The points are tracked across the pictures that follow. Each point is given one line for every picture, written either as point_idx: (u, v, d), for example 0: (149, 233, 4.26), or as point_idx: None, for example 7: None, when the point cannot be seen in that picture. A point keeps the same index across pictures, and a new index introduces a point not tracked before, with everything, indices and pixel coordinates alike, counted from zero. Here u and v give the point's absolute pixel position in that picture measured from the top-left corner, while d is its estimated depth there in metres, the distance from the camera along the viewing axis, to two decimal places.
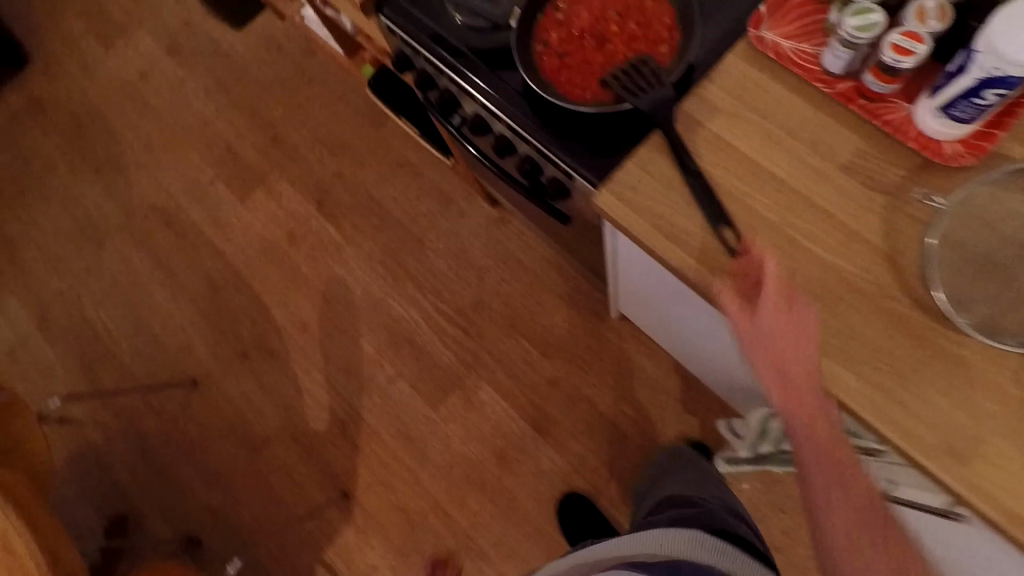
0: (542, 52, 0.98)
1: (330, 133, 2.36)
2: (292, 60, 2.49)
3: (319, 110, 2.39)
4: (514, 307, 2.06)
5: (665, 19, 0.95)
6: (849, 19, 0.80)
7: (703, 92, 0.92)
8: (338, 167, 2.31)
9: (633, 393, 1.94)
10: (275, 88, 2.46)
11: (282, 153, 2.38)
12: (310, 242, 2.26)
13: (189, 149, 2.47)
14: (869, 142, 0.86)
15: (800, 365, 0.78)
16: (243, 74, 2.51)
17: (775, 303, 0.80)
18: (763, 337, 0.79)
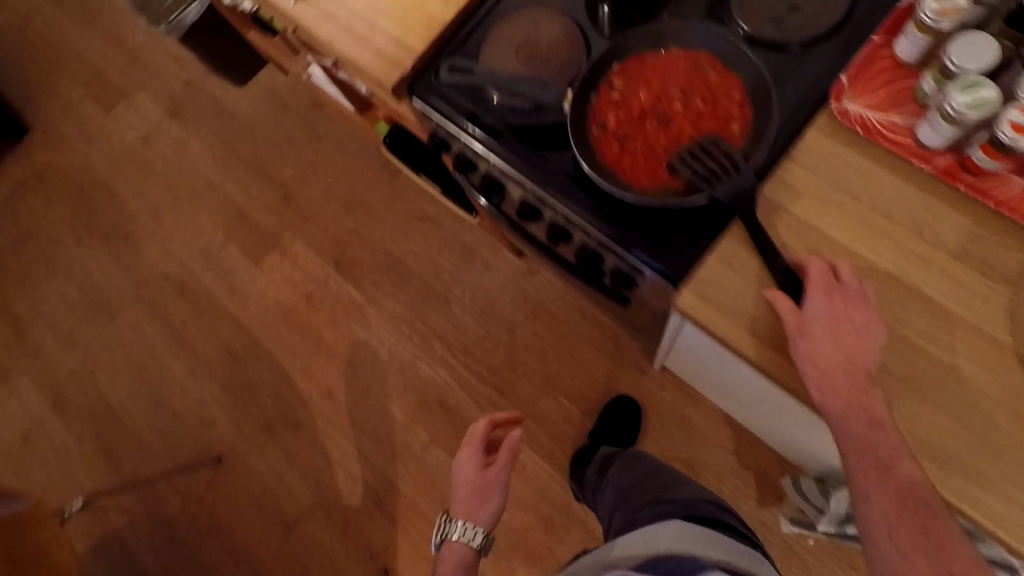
0: (598, 136, 0.90)
1: (343, 189, 2.28)
2: (298, 115, 2.41)
3: (331, 165, 2.31)
4: (549, 362, 1.97)
5: (733, 93, 0.87)
6: (956, 94, 0.71)
7: (785, 175, 0.84)
8: (354, 224, 2.23)
9: (683, 447, 1.83)
10: (282, 145, 2.38)
11: (295, 212, 2.29)
12: (331, 304, 2.17)
13: (197, 213, 2.38)
14: (980, 224, 0.77)
15: (858, 373, 0.73)
16: (249, 132, 2.43)
17: (820, 297, 0.76)
18: (812, 335, 0.74)
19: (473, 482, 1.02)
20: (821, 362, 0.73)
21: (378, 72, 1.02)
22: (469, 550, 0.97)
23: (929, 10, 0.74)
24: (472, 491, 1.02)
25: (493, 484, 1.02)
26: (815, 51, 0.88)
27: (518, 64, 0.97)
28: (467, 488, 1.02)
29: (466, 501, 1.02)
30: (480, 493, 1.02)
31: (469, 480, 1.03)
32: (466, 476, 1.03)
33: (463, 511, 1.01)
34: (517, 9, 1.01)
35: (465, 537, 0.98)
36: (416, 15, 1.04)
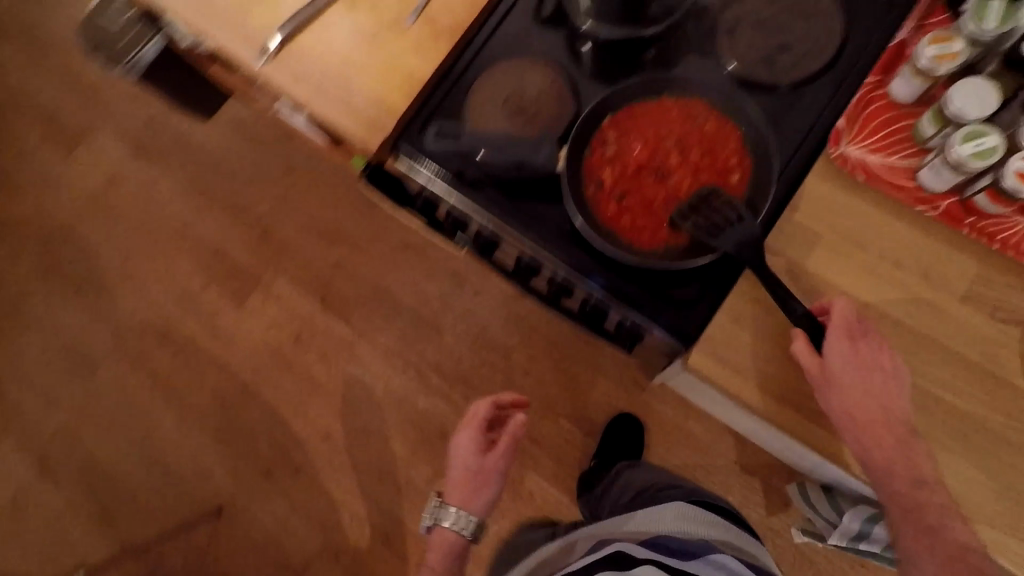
0: (594, 195, 0.87)
1: (321, 221, 2.21)
2: (267, 145, 2.32)
3: (307, 197, 2.24)
4: (547, 386, 1.95)
5: (730, 143, 0.85)
6: (959, 144, 0.70)
7: (789, 225, 0.82)
8: (336, 258, 2.17)
9: (688, 462, 1.82)
10: (253, 179, 2.30)
11: (275, 249, 2.22)
12: (320, 342, 2.13)
13: (171, 256, 2.28)
14: (986, 266, 0.77)
15: (891, 425, 0.72)
16: (217, 167, 2.32)
17: (841, 343, 0.74)
18: (842, 386, 0.72)
19: (469, 472, 1.18)
20: (850, 417, 0.72)
21: (358, 135, 0.98)
22: (461, 533, 1.17)
23: (926, 55, 0.73)
24: (466, 481, 1.18)
25: (486, 476, 1.18)
26: (809, 90, 0.87)
27: (506, 120, 0.94)
28: (462, 477, 1.18)
29: (461, 488, 1.18)
30: (474, 485, 1.17)
31: (465, 469, 1.18)
32: (461, 465, 1.19)
33: (457, 496, 1.18)
34: (503, 58, 0.98)
35: (457, 523, 1.16)
36: (394, 71, 1.00)
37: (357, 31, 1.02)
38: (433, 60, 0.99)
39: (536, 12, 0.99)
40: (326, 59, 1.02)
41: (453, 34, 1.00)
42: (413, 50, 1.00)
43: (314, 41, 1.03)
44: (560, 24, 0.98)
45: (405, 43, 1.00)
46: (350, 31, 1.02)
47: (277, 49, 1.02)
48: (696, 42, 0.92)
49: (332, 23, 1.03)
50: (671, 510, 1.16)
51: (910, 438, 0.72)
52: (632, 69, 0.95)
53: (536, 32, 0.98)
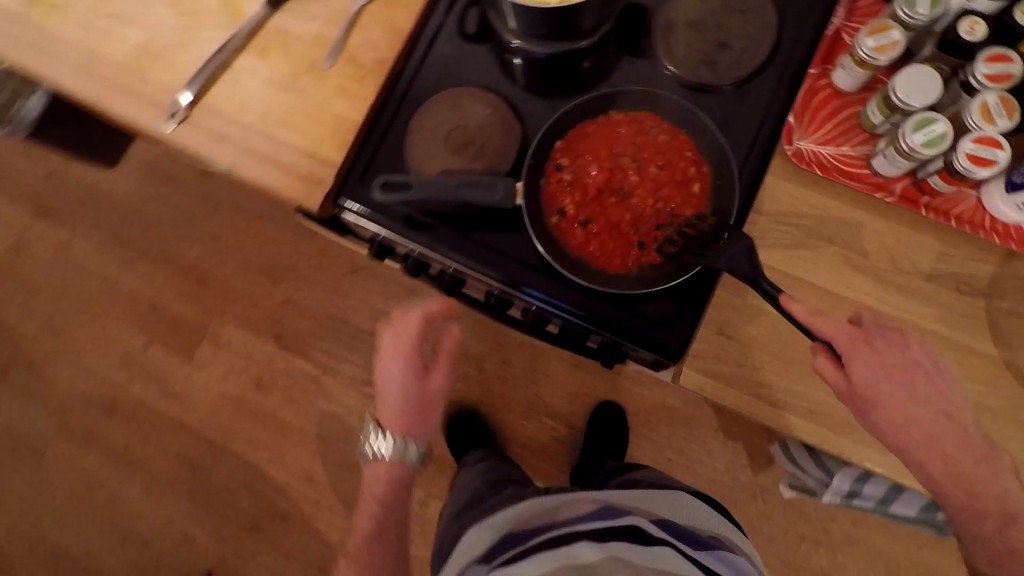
0: (559, 224, 0.85)
1: (261, 257, 2.09)
2: (185, 185, 2.15)
3: (241, 235, 2.11)
4: (523, 387, 1.92)
5: (686, 152, 0.83)
6: (911, 132, 0.71)
7: (757, 227, 0.82)
8: (285, 294, 2.07)
9: (673, 438, 1.83)
10: (177, 223, 2.14)
11: (216, 294, 2.09)
12: (283, 383, 2.03)
13: (103, 320, 2.11)
14: (948, 242, 0.78)
15: (942, 429, 0.70)
16: (137, 217, 2.15)
17: (874, 355, 0.71)
18: (879, 403, 0.71)
19: (406, 401, 0.95)
20: (898, 428, 0.71)
21: (295, 194, 0.92)
22: (403, 461, 1.00)
23: (867, 47, 0.74)
24: (404, 411, 0.96)
25: (428, 403, 0.97)
26: (756, 86, 0.85)
27: (454, 155, 0.90)
28: (399, 409, 0.96)
29: (396, 415, 0.97)
30: (414, 413, 0.96)
31: (400, 398, 0.95)
32: (396, 393, 0.95)
33: (392, 424, 0.97)
34: (440, 88, 0.93)
35: (396, 452, 0.98)
36: (322, 119, 0.93)
37: (273, 80, 0.95)
38: (363, 101, 0.92)
39: (467, 36, 0.95)
40: (245, 116, 0.95)
41: (380, 69, 0.93)
42: (338, 92, 0.93)
43: (226, 96, 0.96)
44: (494, 45, 0.94)
45: (328, 87, 0.93)
46: (263, 80, 0.95)
47: (188, 106, 0.95)
48: (635, 50, 0.90)
49: (243, 74, 0.96)
50: (671, 497, 0.98)
51: (965, 433, 0.70)
52: (575, 85, 0.92)
53: (471, 57, 0.94)
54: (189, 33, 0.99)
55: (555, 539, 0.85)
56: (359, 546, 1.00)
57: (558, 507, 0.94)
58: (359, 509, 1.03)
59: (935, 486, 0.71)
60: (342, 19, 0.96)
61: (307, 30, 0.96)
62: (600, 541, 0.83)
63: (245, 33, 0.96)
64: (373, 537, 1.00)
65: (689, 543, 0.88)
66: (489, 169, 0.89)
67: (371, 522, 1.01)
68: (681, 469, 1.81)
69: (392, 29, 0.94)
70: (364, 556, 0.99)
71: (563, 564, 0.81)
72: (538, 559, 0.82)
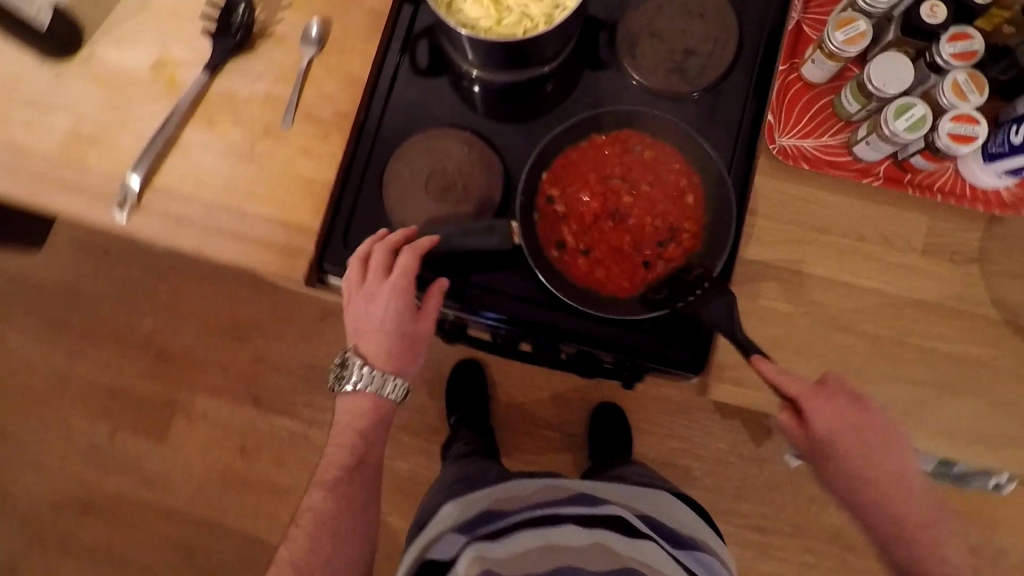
0: (559, 257, 0.82)
1: (222, 318, 1.98)
2: (126, 257, 2.00)
3: (196, 298, 1.99)
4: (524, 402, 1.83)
5: (674, 165, 0.83)
6: (894, 119, 0.73)
7: (756, 229, 0.82)
8: (252, 351, 1.97)
9: (672, 426, 1.75)
10: (123, 298, 1.99)
11: (181, 364, 1.97)
12: (269, 446, 1.94)
13: (59, 412, 1.95)
14: (935, 216, 0.81)
15: (900, 490, 0.69)
16: (75, 297, 1.99)
17: (834, 409, 0.69)
18: (835, 455, 0.70)
19: (392, 333, 0.80)
20: (853, 482, 0.69)
21: (275, 268, 0.86)
22: (383, 400, 0.83)
23: (836, 40, 0.75)
24: (389, 343, 0.80)
25: (418, 340, 0.81)
26: (728, 89, 0.86)
27: (438, 202, 0.86)
28: (382, 340, 0.80)
29: (377, 346, 0.80)
30: (400, 348, 0.80)
31: (385, 328, 0.80)
32: (381, 322, 0.79)
33: (370, 356, 0.81)
34: (411, 133, 0.90)
35: (374, 388, 0.81)
36: (290, 184, 0.87)
37: (229, 150, 0.89)
38: (330, 158, 0.87)
39: (428, 74, 0.91)
40: (205, 192, 0.88)
41: (342, 121, 0.88)
42: (302, 153, 0.88)
43: (180, 174, 0.89)
44: (459, 80, 0.91)
45: (291, 149, 0.88)
46: (219, 151, 0.89)
47: (139, 192, 0.88)
48: (604, 67, 0.89)
49: (194, 148, 0.89)
50: (653, 497, 1.03)
51: (924, 498, 0.69)
52: (548, 108, 0.90)
53: (436, 96, 0.91)
54: (125, 109, 0.91)
55: (542, 518, 0.90)
56: (335, 483, 0.83)
57: (548, 487, 1.00)
58: (330, 442, 0.86)
59: (886, 542, 0.69)
60: (292, 74, 0.89)
61: (256, 90, 0.89)
62: (585, 526, 0.88)
63: (187, 104, 0.89)
64: (353, 473, 0.84)
65: (668, 541, 0.92)
66: (476, 211, 0.85)
67: (351, 458, 0.84)
68: (687, 458, 1.75)
69: (349, 77, 0.89)
70: (341, 494, 0.83)
71: (547, 542, 0.86)
72: (523, 535, 0.87)
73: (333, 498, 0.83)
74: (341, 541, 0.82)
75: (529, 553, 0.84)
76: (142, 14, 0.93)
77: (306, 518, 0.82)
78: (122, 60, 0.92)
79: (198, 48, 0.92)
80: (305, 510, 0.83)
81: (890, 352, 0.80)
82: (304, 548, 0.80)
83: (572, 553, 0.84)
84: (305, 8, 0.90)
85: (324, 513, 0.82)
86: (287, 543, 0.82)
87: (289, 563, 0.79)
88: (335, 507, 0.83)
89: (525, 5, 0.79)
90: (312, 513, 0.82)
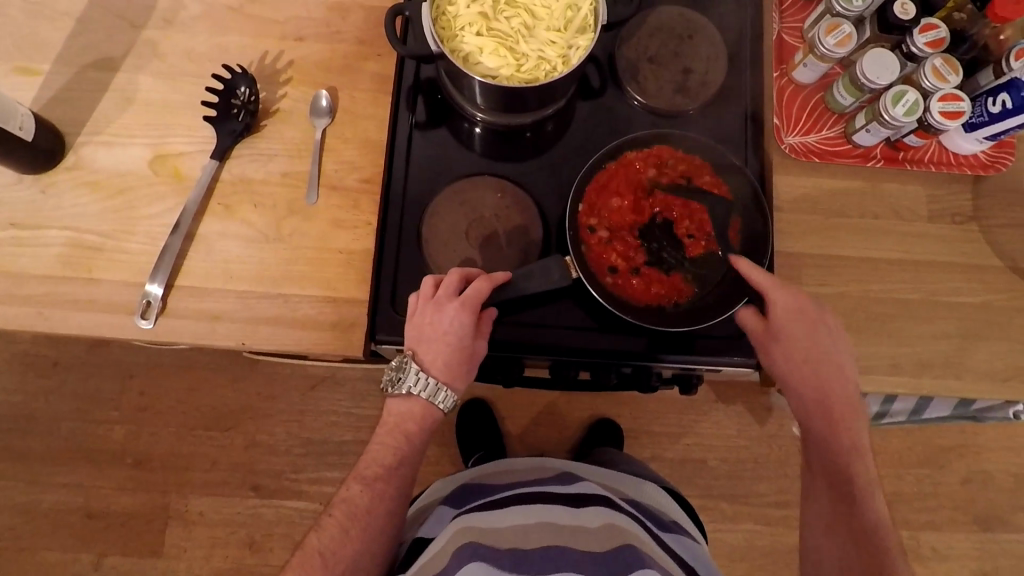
0: (614, 282, 0.84)
1: (199, 410, 1.53)
2: (42, 350, 1.53)
3: (170, 390, 1.53)
4: (583, 417, 1.53)
5: (702, 177, 0.88)
6: (892, 106, 0.81)
7: (782, 222, 0.89)
8: (243, 436, 1.52)
9: (680, 423, 1.53)
10: (54, 402, 1.52)
11: (166, 471, 1.51)
12: (282, 536, 1.48)
13: (21, 558, 1.46)
14: (930, 185, 0.90)
15: (830, 394, 0.77)
16: (12, 411, 1.51)
17: (796, 317, 0.77)
18: (783, 340, 0.77)
19: (454, 346, 0.76)
20: (795, 363, 0.77)
21: (332, 346, 0.83)
22: (433, 408, 0.77)
23: (827, 44, 0.83)
24: (449, 355, 0.76)
25: (476, 358, 0.78)
26: (730, 105, 0.93)
27: (481, 249, 0.86)
28: (442, 351, 0.75)
29: (435, 356, 0.76)
30: (458, 360, 0.76)
31: (447, 340, 0.75)
32: (444, 333, 0.75)
33: (427, 364, 0.76)
34: (439, 186, 0.90)
35: (426, 395, 0.76)
36: (328, 259, 0.86)
37: (255, 236, 0.85)
38: (364, 226, 0.87)
39: (444, 126, 0.92)
40: (236, 282, 0.84)
41: (370, 187, 0.88)
42: (334, 226, 0.86)
43: (204, 269, 0.84)
44: (474, 129, 0.92)
45: (320, 223, 0.86)
46: (244, 238, 0.85)
47: (163, 295, 0.83)
48: (610, 98, 0.94)
49: (215, 239, 0.85)
50: (635, 484, 0.97)
51: (853, 408, 0.76)
52: (566, 141, 0.93)
53: (456, 146, 0.92)
54: (129, 212, 0.86)
55: (531, 498, 0.83)
56: (373, 480, 0.76)
57: (538, 469, 0.95)
58: (375, 438, 0.79)
59: (806, 419, 0.78)
60: (308, 148, 0.89)
61: (271, 170, 0.88)
62: (575, 506, 0.81)
63: (200, 196, 0.85)
64: (393, 473, 0.76)
65: (654, 522, 0.87)
66: (522, 253, 0.87)
67: (392, 458, 0.77)
68: (701, 451, 1.52)
69: (367, 142, 0.90)
70: (378, 492, 0.75)
71: (537, 523, 0.77)
72: (513, 514, 0.79)
73: (369, 493, 0.75)
74: (372, 542, 0.74)
75: (517, 533, 0.76)
76: (130, 110, 0.88)
77: (340, 509, 0.74)
78: (115, 161, 0.87)
79: (200, 136, 0.88)
80: (339, 498, 0.75)
81: (929, 310, 0.87)
82: (336, 539, 0.72)
83: (559, 533, 0.76)
84: (308, 82, 0.90)
85: (359, 507, 0.74)
86: (317, 532, 0.73)
87: (318, 551, 0.71)
88: (370, 505, 0.75)
89: (541, 48, 0.82)
90: (347, 505, 0.74)
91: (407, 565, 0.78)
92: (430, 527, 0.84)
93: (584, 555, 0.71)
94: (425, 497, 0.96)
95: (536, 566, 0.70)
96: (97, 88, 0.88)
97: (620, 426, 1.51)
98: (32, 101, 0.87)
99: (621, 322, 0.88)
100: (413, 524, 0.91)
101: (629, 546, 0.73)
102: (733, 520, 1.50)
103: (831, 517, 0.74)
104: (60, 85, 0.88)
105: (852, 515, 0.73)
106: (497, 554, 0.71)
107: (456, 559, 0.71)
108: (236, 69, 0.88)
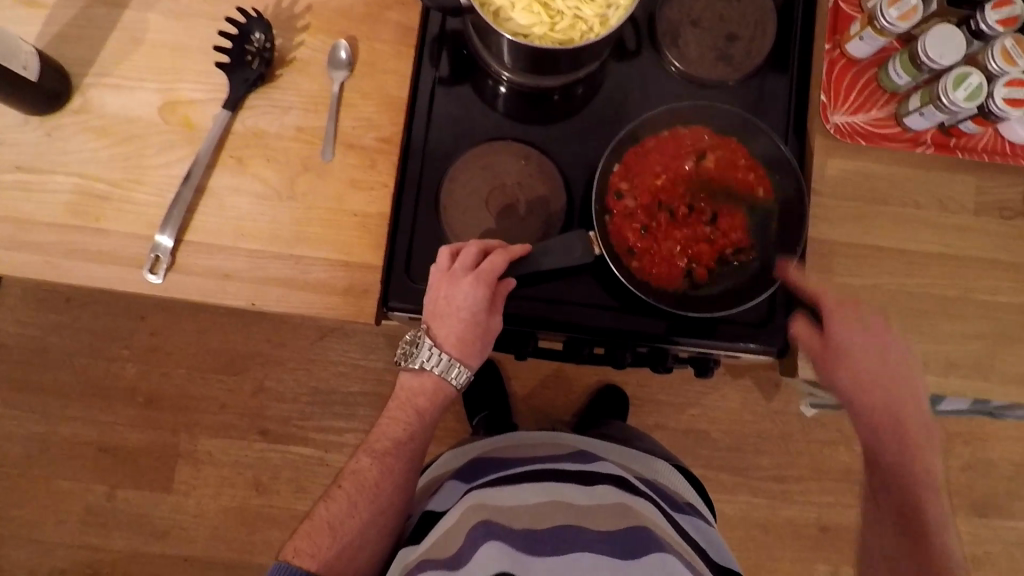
0: (640, 267, 0.81)
1: (206, 354, 1.52)
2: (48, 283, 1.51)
3: (179, 332, 1.52)
4: (591, 382, 1.50)
5: (741, 161, 0.83)
6: (954, 90, 0.76)
7: (819, 208, 0.84)
8: (250, 382, 1.52)
9: (688, 395, 1.51)
10: (64, 336, 1.51)
11: (175, 411, 1.51)
12: (286, 480, 1.50)
13: (37, 486, 1.49)
14: (980, 176, 0.85)
15: (910, 413, 0.71)
16: (23, 345, 1.50)
17: (856, 321, 0.74)
18: (845, 361, 0.74)
19: (468, 322, 0.74)
20: (858, 386, 0.73)
21: (344, 311, 0.81)
22: (445, 383, 0.76)
23: (889, 16, 0.78)
24: (462, 331, 0.74)
25: (491, 333, 0.76)
26: (771, 79, 0.88)
27: (502, 220, 0.83)
28: (456, 327, 0.74)
29: (449, 332, 0.74)
30: (472, 336, 0.74)
31: (461, 316, 0.73)
32: (457, 309, 0.73)
33: (440, 340, 0.75)
34: (461, 150, 0.86)
35: (439, 370, 0.75)
36: (342, 221, 0.82)
37: (269, 193, 0.82)
38: (382, 188, 0.83)
39: (469, 83, 0.87)
40: (247, 239, 0.81)
41: (388, 147, 0.84)
42: (350, 186, 0.83)
43: (215, 223, 0.81)
44: (499, 88, 0.87)
45: (335, 183, 0.83)
46: (257, 195, 0.82)
47: (173, 249, 0.80)
48: (646, 62, 0.88)
49: (226, 195, 0.82)
50: (646, 460, 0.96)
51: (932, 438, 0.71)
52: (595, 108, 0.88)
53: (479, 106, 0.87)
54: (139, 161, 0.82)
55: (542, 475, 0.83)
56: (383, 454, 0.76)
57: (549, 445, 0.94)
58: (386, 413, 0.79)
59: (873, 449, 0.73)
60: (324, 101, 0.84)
61: (286, 124, 0.84)
62: (586, 486, 0.80)
63: (211, 147, 0.82)
64: (403, 448, 0.76)
65: (666, 501, 0.86)
66: (543, 226, 0.83)
67: (402, 433, 0.77)
68: (708, 423, 1.50)
69: (388, 98, 0.85)
70: (388, 466, 0.76)
71: (550, 502, 0.77)
72: (524, 493, 0.79)
73: (378, 467, 0.75)
74: (381, 514, 0.74)
75: (531, 511, 0.75)
76: (139, 53, 0.84)
77: (349, 481, 0.75)
78: (125, 106, 0.83)
79: (212, 83, 0.84)
80: (349, 470, 0.76)
81: (962, 306, 0.83)
82: (344, 510, 0.72)
83: (572, 512, 0.75)
84: (327, 30, 0.85)
85: (368, 480, 0.74)
86: (325, 502, 0.73)
87: (327, 521, 0.72)
88: (380, 478, 0.75)
89: (577, 6, 0.76)
90: (356, 476, 0.75)
91: (417, 538, 0.78)
92: (441, 501, 0.84)
93: (597, 536, 0.71)
94: (436, 467, 0.96)
95: (550, 544, 0.70)
96: (104, 26, 0.84)
97: (625, 393, 1.49)
98: (35, 37, 0.83)
99: (644, 304, 0.85)
100: (425, 495, 0.91)
101: (644, 528, 0.72)
102: (732, 491, 1.50)
103: (900, 559, 0.68)
104: (65, 21, 0.83)
105: (923, 550, 0.66)
106: (510, 536, 0.71)
107: (469, 540, 0.71)
108: (251, 12, 0.83)
